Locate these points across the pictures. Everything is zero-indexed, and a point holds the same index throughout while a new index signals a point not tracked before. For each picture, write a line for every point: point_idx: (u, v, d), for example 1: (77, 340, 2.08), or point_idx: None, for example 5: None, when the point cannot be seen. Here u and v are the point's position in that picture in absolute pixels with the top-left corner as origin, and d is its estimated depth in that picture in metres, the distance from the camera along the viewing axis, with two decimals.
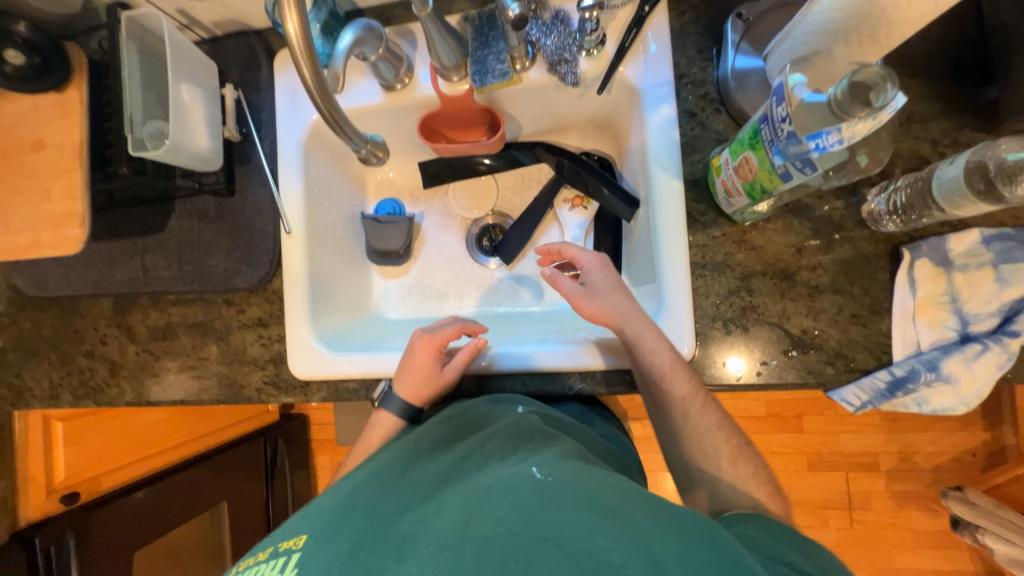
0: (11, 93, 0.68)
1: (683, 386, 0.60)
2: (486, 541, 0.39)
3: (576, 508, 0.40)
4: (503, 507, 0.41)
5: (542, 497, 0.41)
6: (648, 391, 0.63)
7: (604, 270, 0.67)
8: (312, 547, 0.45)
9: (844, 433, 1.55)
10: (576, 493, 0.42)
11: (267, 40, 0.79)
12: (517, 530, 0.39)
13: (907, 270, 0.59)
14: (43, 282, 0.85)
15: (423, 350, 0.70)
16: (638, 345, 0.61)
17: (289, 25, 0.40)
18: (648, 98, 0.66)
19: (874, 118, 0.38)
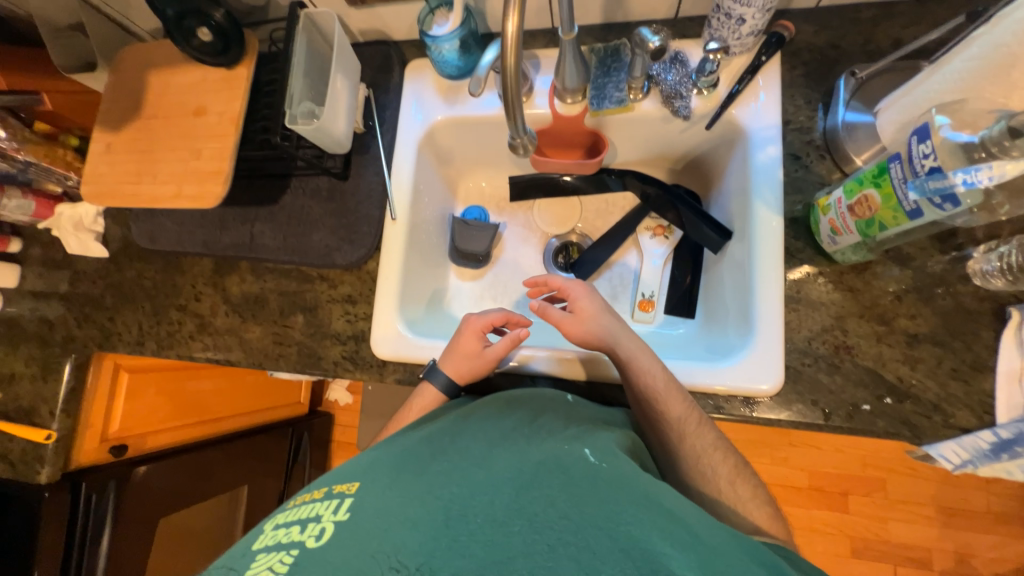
0: (185, 67, 0.78)
1: (677, 406, 0.61)
2: (538, 517, 0.41)
3: (633, 506, 0.41)
4: (554, 487, 0.44)
5: (598, 490, 0.42)
6: (643, 414, 0.63)
7: (590, 296, 0.71)
8: (364, 495, 0.47)
9: (894, 520, 1.45)
10: (632, 484, 0.43)
11: (402, 51, 0.88)
12: (568, 514, 0.41)
13: (1014, 329, 0.59)
14: (155, 237, 0.92)
15: (473, 331, 0.72)
16: (629, 363, 0.64)
17: (510, 25, 0.46)
18: (755, 138, 0.71)
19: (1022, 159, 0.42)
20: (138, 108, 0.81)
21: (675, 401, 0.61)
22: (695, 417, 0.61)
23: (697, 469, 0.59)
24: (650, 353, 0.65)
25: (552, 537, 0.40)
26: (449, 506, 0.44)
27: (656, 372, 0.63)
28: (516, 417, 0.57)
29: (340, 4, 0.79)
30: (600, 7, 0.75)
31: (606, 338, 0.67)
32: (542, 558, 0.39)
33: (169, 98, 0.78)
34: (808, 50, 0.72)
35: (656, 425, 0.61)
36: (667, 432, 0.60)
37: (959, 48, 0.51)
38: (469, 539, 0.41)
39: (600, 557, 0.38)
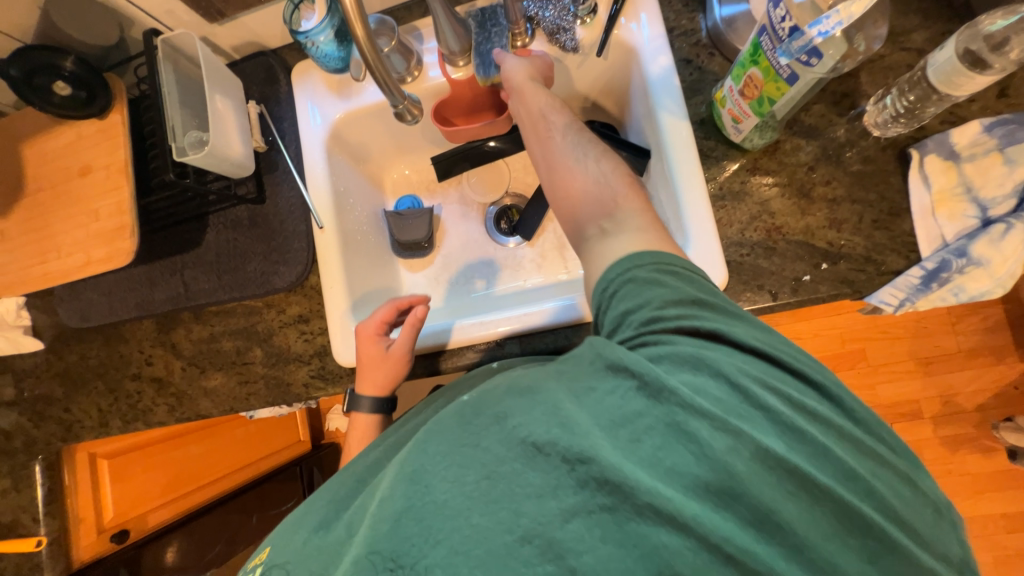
0: (57, 129, 0.74)
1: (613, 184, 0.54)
2: (416, 471, 0.38)
3: (490, 408, 0.39)
4: (430, 437, 0.40)
5: (460, 415, 0.40)
6: (550, 172, 0.59)
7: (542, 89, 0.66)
8: (280, 540, 0.48)
9: (880, 383, 1.54)
10: (497, 390, 0.41)
11: (283, 57, 0.84)
12: (437, 450, 0.38)
13: (918, 167, 0.62)
14: (87, 313, 0.88)
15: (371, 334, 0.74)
16: (558, 133, 0.60)
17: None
18: (645, 52, 0.71)
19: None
20: (21, 185, 0.76)
21: (597, 158, 0.57)
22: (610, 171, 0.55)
23: (597, 204, 0.54)
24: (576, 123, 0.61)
25: (428, 475, 0.38)
26: (342, 517, 0.43)
27: (583, 134, 0.60)
28: (428, 414, 0.59)
29: (201, 23, 0.75)
30: None
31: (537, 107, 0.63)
32: (421, 501, 0.37)
33: (51, 166, 0.74)
34: None
35: (565, 176, 0.58)
36: (578, 188, 0.56)
37: None
38: (357, 526, 0.39)
39: (466, 464, 0.37)
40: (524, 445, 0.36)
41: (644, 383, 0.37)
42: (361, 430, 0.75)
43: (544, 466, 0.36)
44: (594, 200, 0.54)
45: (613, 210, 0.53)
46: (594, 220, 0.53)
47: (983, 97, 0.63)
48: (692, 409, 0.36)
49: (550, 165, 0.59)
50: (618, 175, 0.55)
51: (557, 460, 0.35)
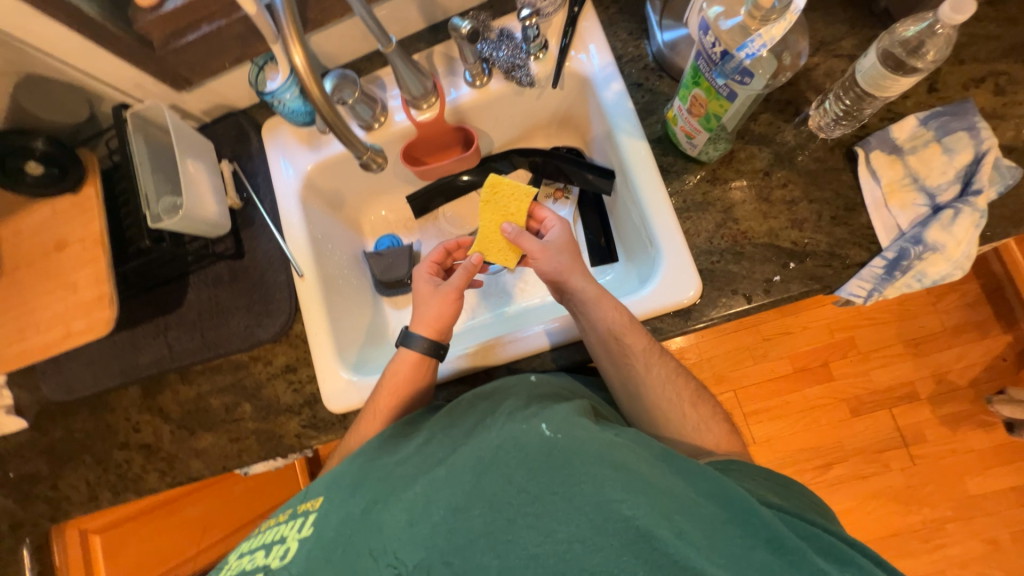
0: (30, 207, 0.74)
1: (686, 418, 0.64)
2: (497, 497, 0.44)
3: (583, 465, 0.44)
4: (513, 466, 0.45)
5: (549, 454, 0.45)
6: (626, 383, 0.67)
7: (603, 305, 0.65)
8: (327, 508, 0.51)
9: (873, 369, 1.56)
10: (586, 453, 0.44)
11: (252, 116, 0.87)
12: (525, 486, 0.44)
13: (865, 163, 0.66)
14: (71, 385, 0.87)
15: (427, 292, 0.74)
16: (645, 362, 0.65)
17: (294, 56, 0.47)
18: (598, 81, 0.75)
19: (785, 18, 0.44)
20: None
21: (676, 391, 0.66)
22: (684, 401, 0.65)
23: (676, 426, 0.64)
24: (651, 346, 0.66)
25: (512, 500, 0.44)
26: (406, 503, 0.47)
27: (667, 366, 0.66)
28: (473, 415, 0.57)
29: (169, 92, 0.77)
30: (417, 13, 0.78)
31: (613, 326, 0.65)
32: (505, 538, 0.43)
33: (26, 243, 0.74)
34: None
35: (636, 393, 0.66)
36: (650, 405, 0.66)
37: None
38: (432, 530, 0.45)
39: (558, 518, 0.42)
40: (630, 529, 0.40)
41: (774, 535, 0.41)
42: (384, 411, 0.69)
43: (650, 559, 0.39)
44: (674, 426, 0.64)
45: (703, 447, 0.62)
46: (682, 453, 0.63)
47: (915, 93, 0.66)
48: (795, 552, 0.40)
49: (631, 392, 0.67)
50: (713, 419, 0.65)
51: (670, 563, 0.39)
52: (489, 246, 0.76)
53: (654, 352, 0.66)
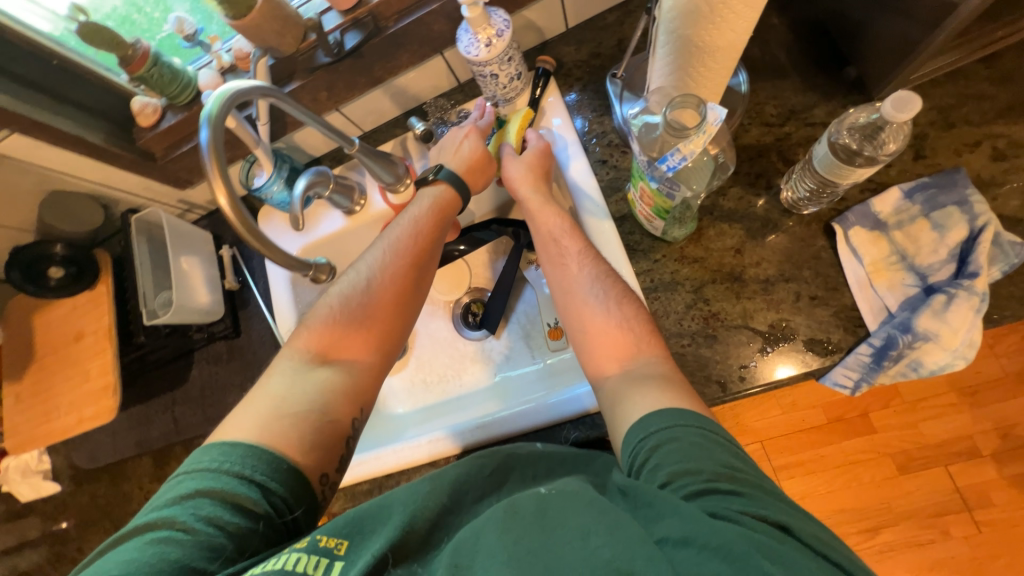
0: (58, 301, 0.84)
1: (632, 334, 0.60)
2: (491, 546, 0.42)
3: (573, 517, 0.42)
4: (508, 518, 0.44)
5: (542, 504, 0.44)
6: (566, 294, 0.66)
7: (553, 212, 0.70)
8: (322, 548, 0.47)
9: (924, 421, 1.39)
10: (579, 500, 0.44)
11: (250, 202, 0.94)
12: (521, 537, 0.42)
13: (844, 241, 0.61)
14: (96, 454, 0.96)
15: (399, 219, 0.71)
16: (584, 274, 0.65)
17: (219, 200, 0.48)
18: (562, 159, 0.75)
19: (703, 132, 0.48)
20: (33, 350, 0.86)
21: (619, 300, 0.62)
22: (622, 304, 0.62)
23: (607, 334, 0.61)
24: (591, 250, 0.67)
25: (504, 553, 0.41)
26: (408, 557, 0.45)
27: (599, 267, 0.66)
28: None
29: (173, 190, 0.85)
30: (390, 104, 0.82)
31: (556, 229, 0.69)
32: None
33: (53, 333, 0.84)
34: (578, 67, 0.78)
35: (581, 312, 0.64)
36: (590, 319, 0.63)
37: (655, 39, 0.55)
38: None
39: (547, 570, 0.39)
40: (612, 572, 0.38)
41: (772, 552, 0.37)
42: (351, 340, 0.65)
43: None
44: (606, 338, 0.61)
45: (630, 353, 0.59)
46: (613, 359, 0.60)
47: (900, 161, 0.61)
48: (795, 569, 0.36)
49: (567, 291, 0.65)
50: (637, 319, 0.61)
51: None
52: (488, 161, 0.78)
53: (589, 253, 0.67)
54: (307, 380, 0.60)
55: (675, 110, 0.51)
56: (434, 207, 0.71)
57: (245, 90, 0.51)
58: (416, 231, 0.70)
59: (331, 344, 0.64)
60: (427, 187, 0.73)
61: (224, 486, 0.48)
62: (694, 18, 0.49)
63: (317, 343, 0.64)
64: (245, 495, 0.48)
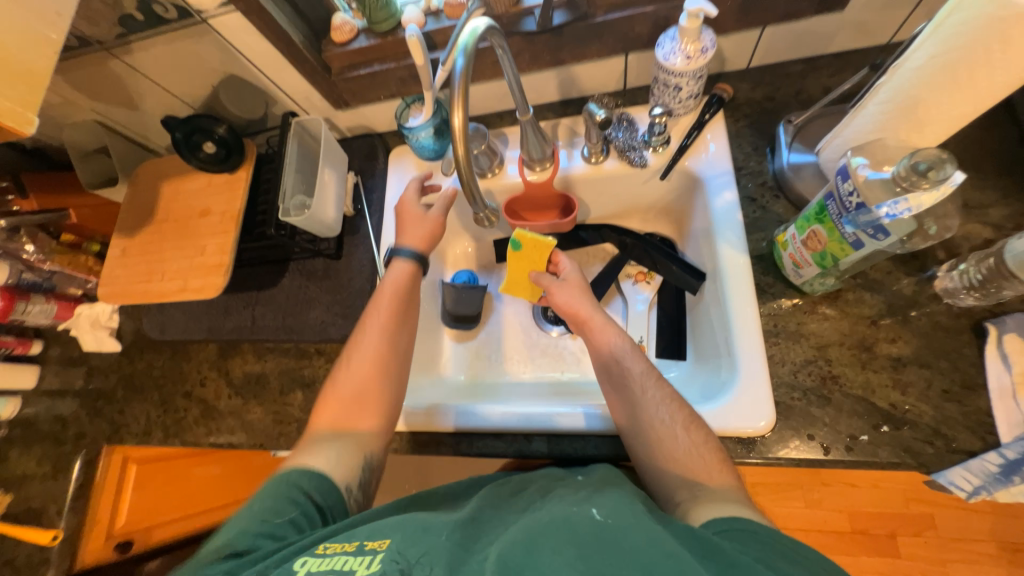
0: (194, 175, 0.88)
1: (701, 460, 0.57)
2: (547, 568, 0.41)
3: (633, 548, 0.42)
4: (562, 542, 0.44)
5: (599, 533, 0.44)
6: (630, 419, 0.63)
7: (620, 336, 0.70)
8: (394, 548, 0.47)
9: (953, 562, 1.32)
10: (635, 535, 0.43)
11: (386, 140, 0.97)
12: (578, 563, 0.41)
13: (995, 344, 0.59)
14: (165, 328, 0.98)
15: (367, 319, 0.74)
16: (646, 401, 0.63)
17: (455, 119, 0.50)
18: (711, 186, 0.76)
19: (938, 189, 0.46)
20: (152, 213, 0.90)
21: (687, 426, 0.60)
22: (685, 425, 0.60)
23: (683, 468, 0.57)
24: (654, 372, 0.66)
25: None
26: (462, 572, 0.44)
27: (663, 391, 0.64)
28: (525, 493, 0.58)
29: (329, 108, 0.89)
30: (556, 87, 0.84)
31: (615, 349, 0.69)
32: None
33: (180, 204, 0.88)
34: (748, 105, 0.79)
35: (648, 440, 0.61)
36: (658, 448, 0.60)
37: (869, 95, 0.55)
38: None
39: None
40: None
41: None
42: (358, 411, 0.68)
43: None
44: (678, 463, 0.58)
45: (700, 479, 0.56)
46: (682, 484, 0.56)
47: None
48: None
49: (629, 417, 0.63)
50: (707, 446, 0.59)
51: None
52: (512, 284, 0.85)
53: (653, 376, 0.65)
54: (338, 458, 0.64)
55: (917, 157, 0.47)
56: (398, 281, 0.77)
57: (491, 28, 0.53)
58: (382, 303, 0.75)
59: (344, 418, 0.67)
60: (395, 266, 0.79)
61: (300, 486, 0.59)
62: (936, 82, 0.49)
63: (336, 420, 0.67)
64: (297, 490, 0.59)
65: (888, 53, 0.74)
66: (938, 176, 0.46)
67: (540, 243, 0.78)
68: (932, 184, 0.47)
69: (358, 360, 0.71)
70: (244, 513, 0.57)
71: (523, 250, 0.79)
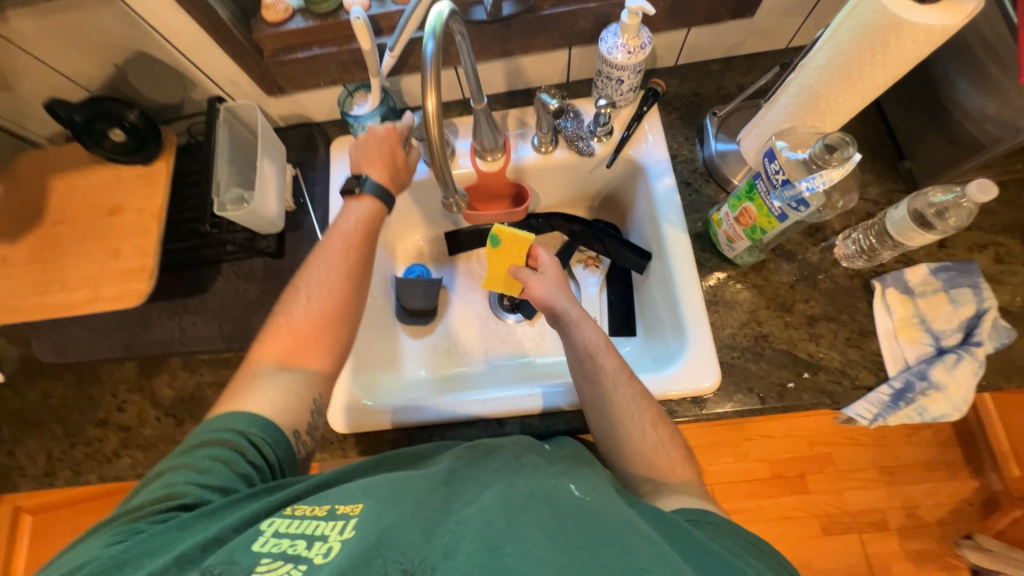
0: (97, 169, 0.77)
1: (665, 457, 0.63)
2: (528, 538, 0.43)
3: (610, 527, 0.44)
4: (544, 516, 0.45)
5: (579, 511, 0.46)
6: (601, 414, 0.66)
7: (595, 331, 0.71)
8: (372, 515, 0.46)
9: (848, 490, 1.53)
10: (612, 517, 0.45)
11: (325, 130, 0.92)
12: (557, 537, 0.43)
13: (881, 297, 0.72)
14: (65, 349, 0.83)
15: (324, 248, 0.69)
16: (619, 399, 0.66)
17: (429, 104, 0.52)
18: (651, 172, 0.83)
19: (843, 166, 0.57)
20: (40, 215, 0.76)
21: (654, 424, 0.65)
22: (652, 421, 0.65)
23: (648, 464, 0.62)
24: (626, 369, 0.68)
25: (544, 552, 0.42)
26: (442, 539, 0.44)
27: (633, 388, 0.67)
28: (502, 454, 0.57)
29: (260, 94, 0.82)
30: (502, 78, 0.86)
31: (589, 344, 0.69)
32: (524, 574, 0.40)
33: (80, 202, 0.76)
34: (677, 99, 0.87)
35: (618, 436, 0.65)
36: (628, 445, 0.64)
37: (781, 90, 0.65)
38: (464, 560, 0.41)
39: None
40: None
41: None
42: (308, 344, 0.63)
43: None
44: (645, 459, 0.63)
45: (663, 472, 0.62)
46: (646, 476, 0.62)
47: (928, 245, 0.75)
48: None
49: (601, 415, 0.66)
50: (672, 443, 0.64)
51: None
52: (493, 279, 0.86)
53: (624, 375, 0.67)
54: (277, 388, 0.60)
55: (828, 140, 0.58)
56: (363, 223, 0.71)
57: (454, 14, 0.54)
58: (349, 243, 0.69)
59: (291, 351, 0.63)
60: (353, 201, 0.73)
61: (231, 444, 0.54)
62: (834, 79, 0.59)
63: (279, 351, 0.63)
64: (238, 452, 0.54)
65: (786, 57, 0.86)
66: (842, 157, 0.58)
67: (518, 238, 0.78)
68: (838, 163, 0.58)
69: (320, 295, 0.65)
70: (183, 463, 0.53)
71: (501, 245, 0.81)
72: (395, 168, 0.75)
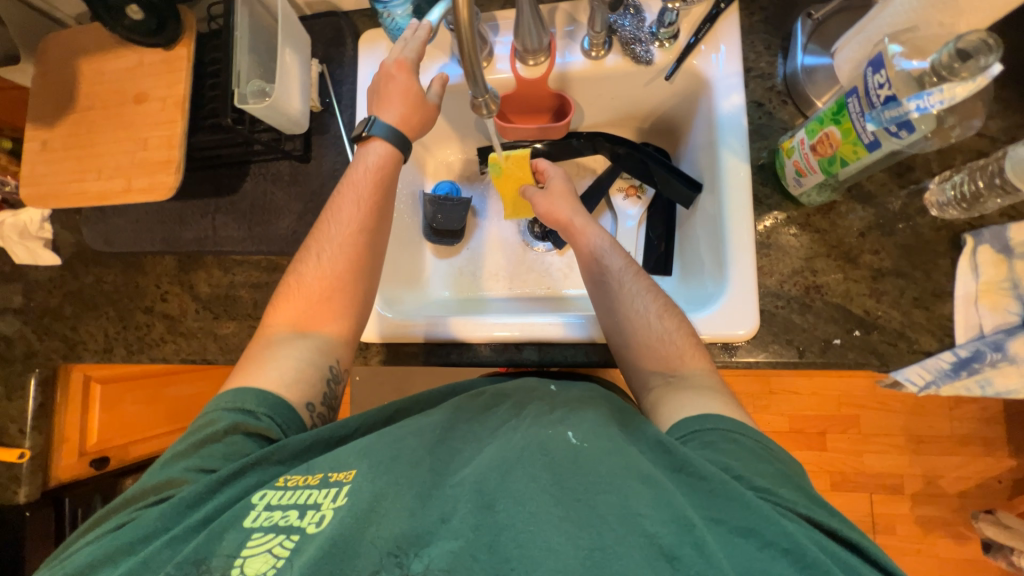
0: (121, 52, 0.74)
1: (675, 343, 0.61)
2: (522, 494, 0.43)
3: (603, 471, 0.44)
4: (538, 468, 0.45)
5: (573, 457, 0.46)
6: (609, 313, 0.66)
7: (602, 236, 0.72)
8: (360, 481, 0.46)
9: (868, 452, 1.48)
10: (605, 463, 0.45)
11: (354, 21, 0.84)
12: (549, 489, 0.43)
13: (969, 255, 0.63)
14: (110, 238, 0.87)
15: (340, 204, 0.69)
16: (624, 290, 0.66)
17: None
18: (718, 88, 0.71)
19: (974, 80, 0.46)
20: (72, 100, 0.75)
21: (661, 313, 0.63)
22: (660, 310, 0.64)
23: (659, 356, 0.61)
24: (634, 266, 0.69)
25: (540, 500, 0.42)
26: (439, 503, 0.44)
27: (640, 281, 0.67)
28: (502, 410, 0.57)
29: None
30: None
31: (597, 248, 0.71)
32: (521, 529, 0.40)
33: (107, 86, 0.74)
34: None
35: (625, 330, 0.64)
36: (636, 337, 0.63)
37: None
38: (460, 524, 0.42)
39: (580, 526, 0.40)
40: (652, 547, 0.39)
41: (791, 544, 0.39)
42: (322, 311, 0.66)
43: None
44: (655, 350, 0.61)
45: (673, 363, 0.60)
46: (656, 370, 0.61)
47: None
48: (818, 563, 0.38)
49: (607, 309, 0.66)
50: (680, 330, 0.62)
51: None
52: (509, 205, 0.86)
53: (630, 270, 0.68)
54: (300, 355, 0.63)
55: (965, 41, 0.46)
56: (382, 164, 0.71)
57: None
58: (361, 194, 0.70)
59: (306, 317, 0.65)
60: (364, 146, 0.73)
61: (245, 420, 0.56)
62: None
63: (295, 317, 0.65)
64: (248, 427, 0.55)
65: None
66: (977, 66, 0.45)
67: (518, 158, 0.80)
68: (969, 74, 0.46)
69: (331, 254, 0.67)
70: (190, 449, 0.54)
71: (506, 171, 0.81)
72: (413, 109, 0.72)
